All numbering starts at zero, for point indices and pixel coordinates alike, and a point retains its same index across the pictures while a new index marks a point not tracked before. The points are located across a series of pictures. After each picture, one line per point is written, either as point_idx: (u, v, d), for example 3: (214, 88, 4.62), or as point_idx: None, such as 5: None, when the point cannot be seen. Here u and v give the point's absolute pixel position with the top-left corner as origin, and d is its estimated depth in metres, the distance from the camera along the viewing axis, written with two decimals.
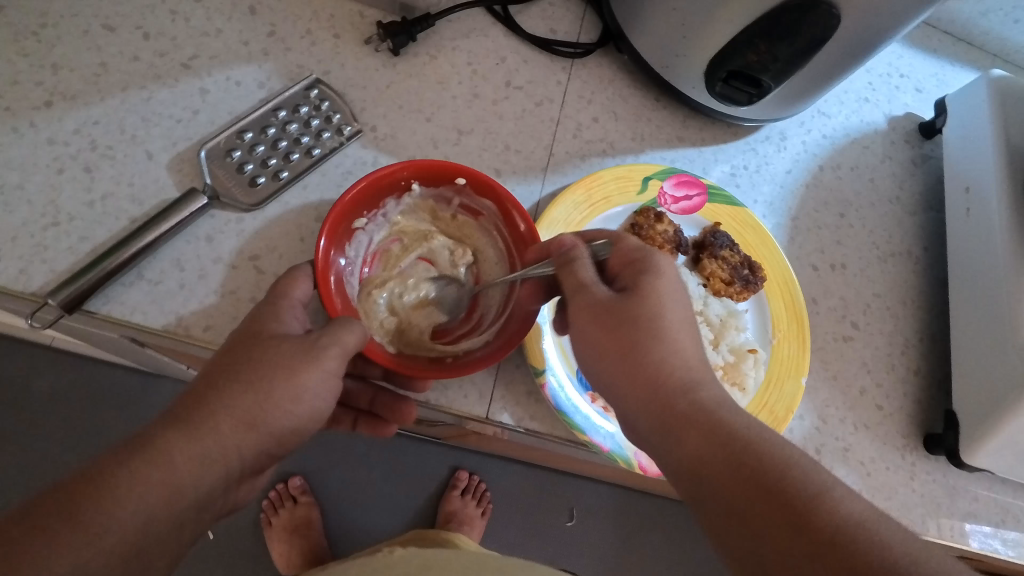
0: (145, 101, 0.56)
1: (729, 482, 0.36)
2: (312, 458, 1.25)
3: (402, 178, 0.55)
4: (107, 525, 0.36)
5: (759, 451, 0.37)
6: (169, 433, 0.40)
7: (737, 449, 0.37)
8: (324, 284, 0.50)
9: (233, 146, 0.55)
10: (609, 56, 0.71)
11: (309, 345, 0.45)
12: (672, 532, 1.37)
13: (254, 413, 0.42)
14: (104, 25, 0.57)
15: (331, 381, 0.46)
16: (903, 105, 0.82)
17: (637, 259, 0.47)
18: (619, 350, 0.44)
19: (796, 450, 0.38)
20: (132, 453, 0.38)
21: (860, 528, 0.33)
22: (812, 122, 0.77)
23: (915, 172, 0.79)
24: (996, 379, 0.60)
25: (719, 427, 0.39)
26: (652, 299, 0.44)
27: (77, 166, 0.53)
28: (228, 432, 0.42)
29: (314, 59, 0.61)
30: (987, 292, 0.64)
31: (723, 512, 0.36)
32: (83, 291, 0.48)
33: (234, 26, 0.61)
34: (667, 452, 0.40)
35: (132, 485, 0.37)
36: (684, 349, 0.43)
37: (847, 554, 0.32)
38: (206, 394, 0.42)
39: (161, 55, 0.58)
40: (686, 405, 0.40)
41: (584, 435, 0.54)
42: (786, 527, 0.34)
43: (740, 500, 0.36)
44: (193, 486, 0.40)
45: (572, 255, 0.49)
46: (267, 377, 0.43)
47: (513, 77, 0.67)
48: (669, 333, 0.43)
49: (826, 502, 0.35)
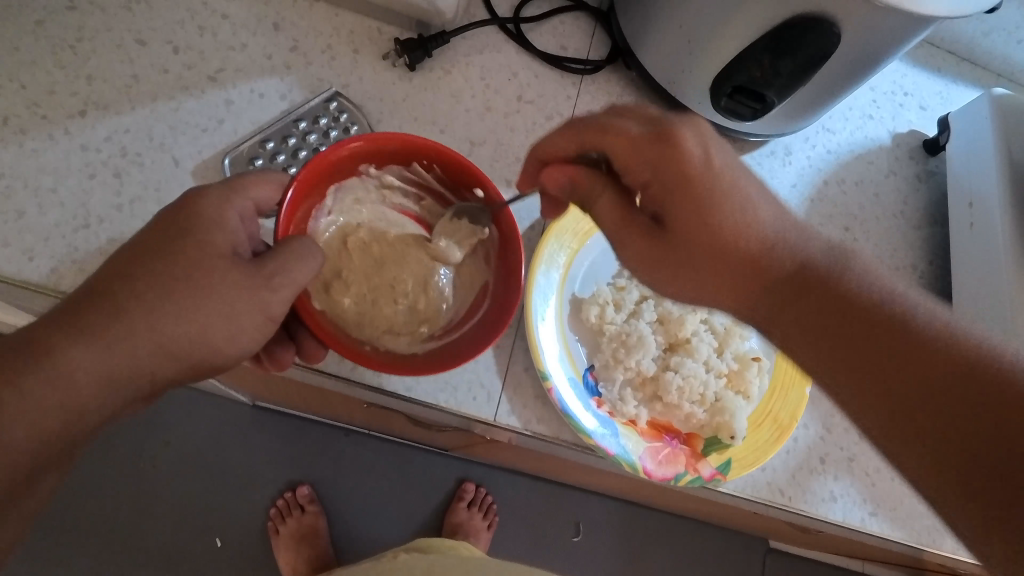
0: (173, 111, 0.59)
1: (843, 348, 0.44)
2: (320, 467, 1.26)
3: (396, 154, 0.53)
4: (1, 440, 0.36)
5: (859, 307, 0.44)
6: (71, 345, 0.37)
7: (840, 308, 0.45)
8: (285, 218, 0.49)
9: (256, 154, 0.58)
10: (618, 72, 0.73)
11: (256, 278, 0.43)
12: (678, 547, 1.36)
13: (179, 342, 0.40)
14: (136, 39, 0.60)
15: (269, 324, 0.44)
16: (908, 122, 0.83)
17: (654, 185, 0.47)
18: (694, 282, 0.48)
19: (867, 284, 0.45)
20: (29, 367, 0.36)
21: (946, 335, 0.43)
22: (817, 137, 0.78)
23: (919, 188, 0.80)
24: None
25: (819, 290, 0.45)
26: (695, 223, 0.46)
27: (107, 171, 0.55)
28: (147, 356, 0.40)
29: (334, 73, 0.64)
30: (990, 306, 0.65)
31: (838, 372, 0.44)
32: None
33: (258, 40, 0.63)
34: (780, 328, 0.47)
35: (24, 406, 0.36)
36: (762, 218, 0.46)
37: (928, 366, 0.42)
38: (124, 307, 0.39)
39: (188, 68, 0.61)
40: (784, 274, 0.46)
41: (590, 439, 0.55)
42: (874, 364, 0.43)
43: (845, 383, 0.44)
44: (94, 405, 0.38)
45: (592, 191, 0.51)
46: (201, 309, 0.41)
47: (524, 91, 0.69)
48: (744, 215, 0.46)
49: (906, 322, 0.43)
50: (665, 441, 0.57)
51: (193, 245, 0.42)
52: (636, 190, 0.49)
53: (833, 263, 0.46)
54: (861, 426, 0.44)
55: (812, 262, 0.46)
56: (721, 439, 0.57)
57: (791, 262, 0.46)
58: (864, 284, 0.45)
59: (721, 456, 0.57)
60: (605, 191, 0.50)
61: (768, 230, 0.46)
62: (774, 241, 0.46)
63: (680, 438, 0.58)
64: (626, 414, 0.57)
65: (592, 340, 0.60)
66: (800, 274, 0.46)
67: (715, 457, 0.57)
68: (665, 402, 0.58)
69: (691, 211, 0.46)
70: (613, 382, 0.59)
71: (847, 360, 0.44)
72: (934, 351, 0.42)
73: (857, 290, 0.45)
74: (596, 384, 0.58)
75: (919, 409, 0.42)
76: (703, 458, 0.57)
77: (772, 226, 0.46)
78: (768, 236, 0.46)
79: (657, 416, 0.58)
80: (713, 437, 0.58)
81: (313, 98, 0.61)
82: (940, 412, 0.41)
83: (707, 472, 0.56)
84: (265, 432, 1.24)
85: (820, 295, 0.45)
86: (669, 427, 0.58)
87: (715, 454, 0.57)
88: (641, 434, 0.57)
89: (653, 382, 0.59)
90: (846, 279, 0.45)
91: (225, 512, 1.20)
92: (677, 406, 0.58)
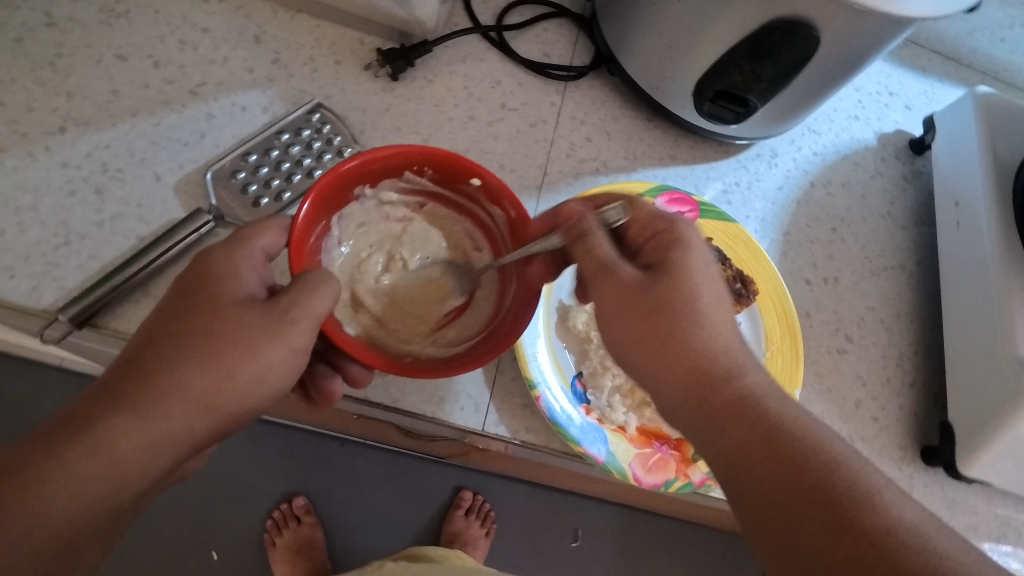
0: (154, 126, 0.58)
1: (762, 457, 0.39)
2: (315, 478, 1.25)
3: (396, 167, 0.52)
4: (44, 514, 0.35)
5: (787, 439, 0.39)
6: (111, 416, 0.38)
7: (778, 442, 0.39)
8: (297, 248, 0.47)
9: (238, 167, 0.58)
10: (602, 78, 0.73)
11: (275, 315, 0.42)
12: (677, 550, 1.36)
13: (211, 396, 0.40)
14: (116, 55, 0.60)
15: (298, 359, 0.44)
16: (893, 122, 0.83)
17: (660, 232, 0.49)
18: (637, 326, 0.46)
19: (820, 429, 0.41)
20: (71, 438, 0.37)
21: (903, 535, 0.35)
22: (803, 139, 0.78)
23: (906, 188, 0.80)
24: (989, 388, 0.60)
25: (751, 408, 0.41)
26: (680, 272, 0.46)
27: (88, 188, 0.55)
28: (182, 415, 0.39)
29: (316, 85, 0.64)
30: (978, 305, 0.65)
31: (741, 467, 0.40)
32: (91, 307, 0.50)
33: (239, 54, 0.63)
34: (697, 414, 0.43)
35: (67, 479, 0.36)
36: (722, 339, 0.44)
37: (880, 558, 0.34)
38: (154, 370, 0.39)
39: (169, 83, 0.60)
40: (727, 394, 0.42)
41: (578, 447, 0.55)
42: (809, 502, 0.37)
43: (765, 471, 0.39)
44: (139, 472, 0.38)
45: (584, 236, 0.50)
46: (225, 355, 0.41)
47: (508, 99, 0.69)
48: (700, 321, 0.45)
49: (854, 478, 0.38)
50: (655, 448, 0.57)
51: (210, 298, 0.42)
52: (636, 242, 0.51)
53: (791, 411, 0.41)
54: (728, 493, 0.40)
55: (760, 398, 0.42)
56: None
57: (737, 394, 0.42)
58: (817, 433, 0.40)
59: None
60: (599, 237, 0.50)
61: (724, 348, 0.44)
62: (719, 362, 0.43)
63: (670, 444, 0.57)
64: (615, 422, 0.57)
65: (579, 347, 0.60)
66: (744, 398, 0.42)
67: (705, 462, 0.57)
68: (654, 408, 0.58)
69: (680, 255, 0.47)
70: (601, 390, 0.58)
71: (768, 471, 0.39)
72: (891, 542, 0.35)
73: (806, 432, 0.40)
74: (584, 392, 0.58)
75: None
76: (693, 464, 0.56)
77: (736, 348, 0.44)
78: (715, 359, 0.43)
79: (647, 422, 0.58)
80: None
81: (296, 111, 0.61)
82: None
83: (697, 478, 0.56)
84: (259, 444, 1.23)
85: (756, 425, 0.40)
86: (660, 433, 0.58)
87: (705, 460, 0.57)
88: (630, 441, 0.57)
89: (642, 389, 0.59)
90: (801, 424, 0.40)
91: (221, 526, 1.19)
92: None
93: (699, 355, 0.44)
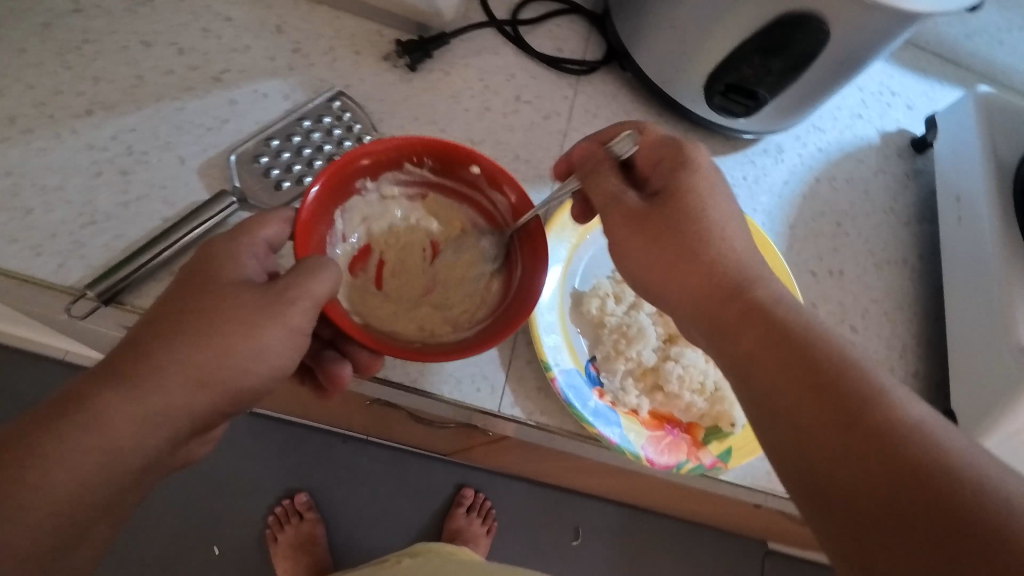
0: (178, 111, 0.60)
1: (778, 363, 0.41)
2: (318, 474, 1.25)
3: (398, 160, 0.54)
4: (39, 486, 0.36)
5: (803, 343, 0.41)
6: (106, 390, 0.38)
7: (788, 347, 0.41)
8: (302, 234, 0.49)
9: (261, 152, 0.59)
10: (613, 73, 0.75)
11: (273, 295, 0.43)
12: (677, 550, 1.36)
13: (207, 371, 0.41)
14: (141, 41, 0.61)
15: (296, 339, 0.44)
16: (895, 121, 0.85)
17: (668, 161, 0.50)
18: (649, 248, 0.48)
19: (828, 333, 0.42)
20: (65, 413, 0.37)
21: (904, 421, 0.37)
22: (808, 136, 0.80)
23: (908, 185, 0.82)
24: (987, 377, 0.62)
25: (763, 317, 0.43)
26: (686, 196, 0.48)
27: (113, 170, 0.56)
28: (178, 389, 0.40)
29: (335, 74, 0.65)
30: (980, 296, 0.66)
31: (756, 376, 0.42)
32: (118, 283, 0.51)
33: (261, 42, 0.65)
34: (714, 326, 0.45)
35: (62, 453, 0.37)
36: (726, 253, 0.46)
37: (880, 444, 0.36)
38: (149, 345, 0.40)
39: (193, 69, 0.62)
40: (738, 304, 0.44)
41: (592, 427, 0.56)
42: (821, 400, 0.39)
43: (779, 372, 0.41)
44: (134, 445, 0.39)
45: (600, 168, 0.52)
46: (221, 332, 0.41)
47: (522, 92, 0.71)
48: (704, 238, 0.46)
49: (865, 376, 0.39)
50: (666, 431, 0.58)
51: (207, 279, 0.43)
52: (647, 170, 0.52)
53: (808, 321, 0.43)
54: (745, 398, 0.42)
55: (771, 307, 0.43)
56: (721, 428, 0.58)
57: (749, 304, 0.44)
58: (828, 340, 0.42)
59: (721, 444, 0.58)
60: (608, 171, 0.52)
61: (728, 261, 0.46)
62: (730, 276, 0.45)
63: (681, 427, 0.59)
64: (628, 405, 0.58)
65: (593, 332, 0.61)
66: (755, 309, 0.44)
67: (715, 445, 0.58)
68: (665, 392, 0.59)
69: (685, 181, 0.48)
70: (614, 373, 0.59)
71: (783, 373, 0.40)
72: (901, 434, 0.36)
73: (819, 338, 0.41)
74: (597, 375, 0.59)
75: (829, 473, 0.37)
76: (703, 447, 0.58)
77: (736, 257, 0.46)
78: (723, 272, 0.45)
79: (658, 406, 0.59)
80: (713, 426, 0.59)
81: (315, 99, 0.62)
82: (850, 469, 0.36)
83: (708, 461, 0.57)
84: (263, 438, 1.23)
85: (770, 330, 0.42)
86: (670, 417, 0.59)
87: (716, 443, 0.58)
88: (642, 424, 0.58)
89: (654, 373, 0.60)
90: (814, 331, 0.42)
91: (224, 521, 1.19)
92: (677, 397, 0.59)
93: (708, 270, 0.45)
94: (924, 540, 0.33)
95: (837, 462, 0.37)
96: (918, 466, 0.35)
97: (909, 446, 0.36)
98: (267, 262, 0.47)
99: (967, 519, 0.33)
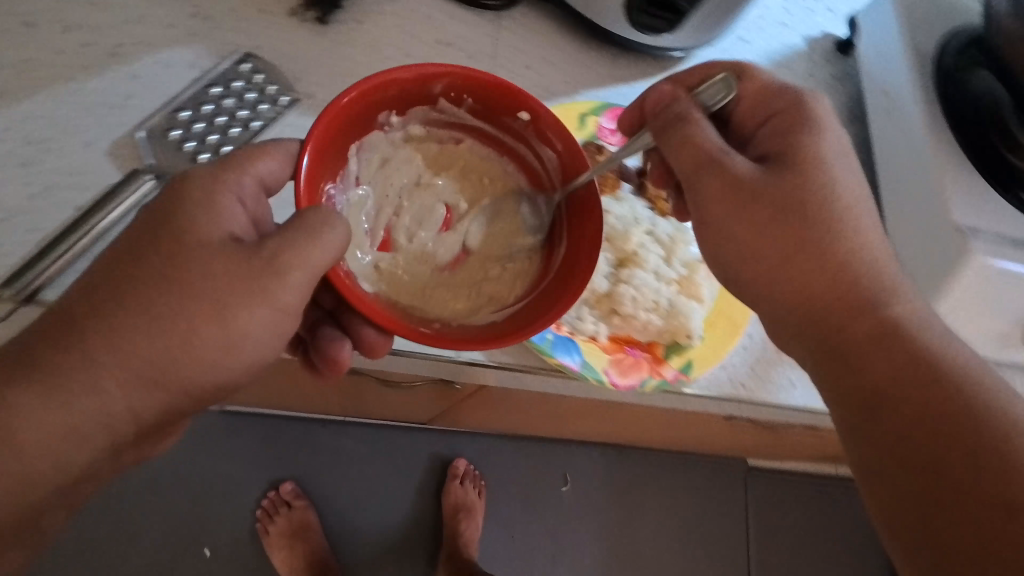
0: (76, 92, 0.56)
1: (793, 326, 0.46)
2: (301, 462, 1.24)
3: (420, 93, 0.49)
4: None
5: (848, 298, 0.44)
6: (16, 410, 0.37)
7: (816, 312, 0.45)
8: (308, 187, 0.44)
9: (171, 124, 0.56)
10: (534, 6, 0.73)
11: (262, 265, 0.40)
12: (666, 484, 1.39)
13: (148, 374, 0.39)
14: (23, 24, 0.57)
15: (282, 318, 0.42)
16: (819, 26, 0.86)
17: (686, 115, 0.48)
18: (727, 206, 0.45)
19: (885, 285, 0.45)
20: None
21: (931, 376, 0.41)
22: (735, 50, 0.80)
23: (838, 88, 0.83)
24: (930, 262, 0.64)
25: (825, 271, 0.44)
26: (702, 155, 0.46)
27: (13, 162, 0.52)
28: (108, 397, 0.38)
29: (243, 36, 0.62)
30: (913, 181, 0.68)
31: (835, 333, 0.44)
32: (39, 275, 0.49)
33: (158, 11, 0.61)
34: (776, 294, 0.46)
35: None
36: (834, 189, 0.45)
37: (903, 403, 0.41)
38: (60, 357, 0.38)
39: (86, 47, 0.58)
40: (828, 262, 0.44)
41: (553, 359, 0.56)
42: (895, 360, 0.42)
43: (813, 330, 0.45)
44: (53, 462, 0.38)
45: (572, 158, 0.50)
46: (162, 330, 0.39)
47: (443, 35, 0.68)
48: (813, 179, 0.45)
49: (888, 328, 0.43)
50: (627, 352, 0.59)
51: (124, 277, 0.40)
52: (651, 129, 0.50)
53: (853, 274, 0.45)
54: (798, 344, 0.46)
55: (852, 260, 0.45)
56: (681, 342, 0.59)
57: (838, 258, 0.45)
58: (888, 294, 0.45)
59: (682, 357, 0.59)
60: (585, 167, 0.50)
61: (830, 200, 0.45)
62: (819, 216, 0.45)
63: (641, 347, 0.59)
64: (586, 332, 0.58)
65: None
66: (828, 266, 0.45)
67: (676, 359, 0.59)
68: (622, 315, 0.59)
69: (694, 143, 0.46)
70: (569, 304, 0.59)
71: (860, 332, 0.44)
72: (924, 396, 0.40)
73: (869, 294, 0.45)
74: None
75: (878, 427, 0.41)
76: (665, 362, 0.59)
77: (835, 193, 0.45)
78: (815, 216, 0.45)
79: (617, 330, 0.59)
80: (673, 341, 0.59)
81: (222, 62, 0.60)
82: (886, 429, 0.41)
83: (670, 375, 0.58)
84: (239, 435, 1.21)
85: (805, 288, 0.45)
86: (631, 339, 0.59)
87: (677, 357, 0.59)
88: (603, 350, 0.58)
89: (608, 298, 0.60)
90: (863, 281, 0.45)
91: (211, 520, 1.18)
92: (634, 317, 0.59)
93: (830, 228, 0.45)
94: (956, 494, 0.37)
95: (886, 417, 0.41)
96: (948, 421, 0.39)
97: (940, 399, 0.40)
98: (236, 222, 0.42)
99: (992, 466, 0.37)
